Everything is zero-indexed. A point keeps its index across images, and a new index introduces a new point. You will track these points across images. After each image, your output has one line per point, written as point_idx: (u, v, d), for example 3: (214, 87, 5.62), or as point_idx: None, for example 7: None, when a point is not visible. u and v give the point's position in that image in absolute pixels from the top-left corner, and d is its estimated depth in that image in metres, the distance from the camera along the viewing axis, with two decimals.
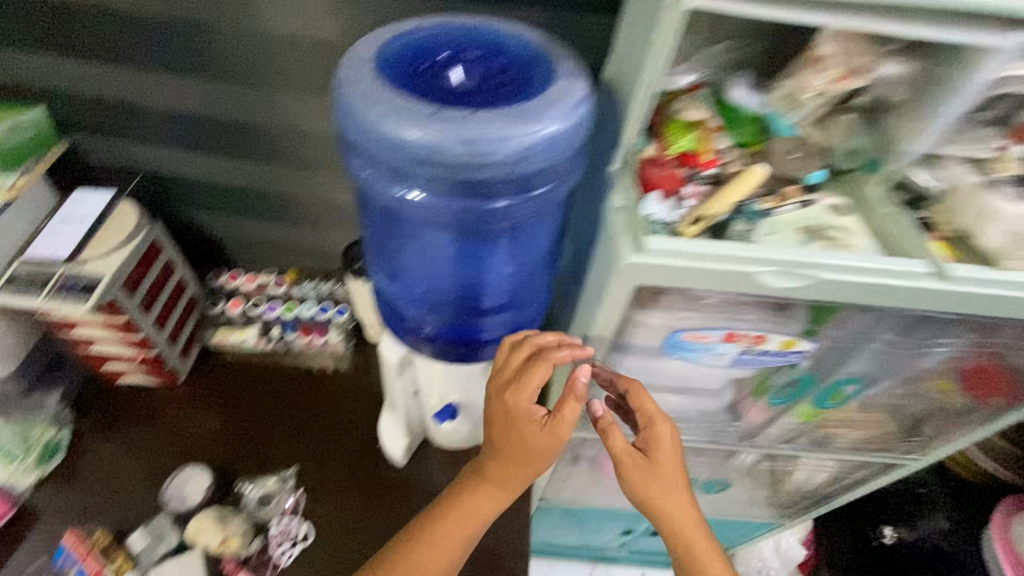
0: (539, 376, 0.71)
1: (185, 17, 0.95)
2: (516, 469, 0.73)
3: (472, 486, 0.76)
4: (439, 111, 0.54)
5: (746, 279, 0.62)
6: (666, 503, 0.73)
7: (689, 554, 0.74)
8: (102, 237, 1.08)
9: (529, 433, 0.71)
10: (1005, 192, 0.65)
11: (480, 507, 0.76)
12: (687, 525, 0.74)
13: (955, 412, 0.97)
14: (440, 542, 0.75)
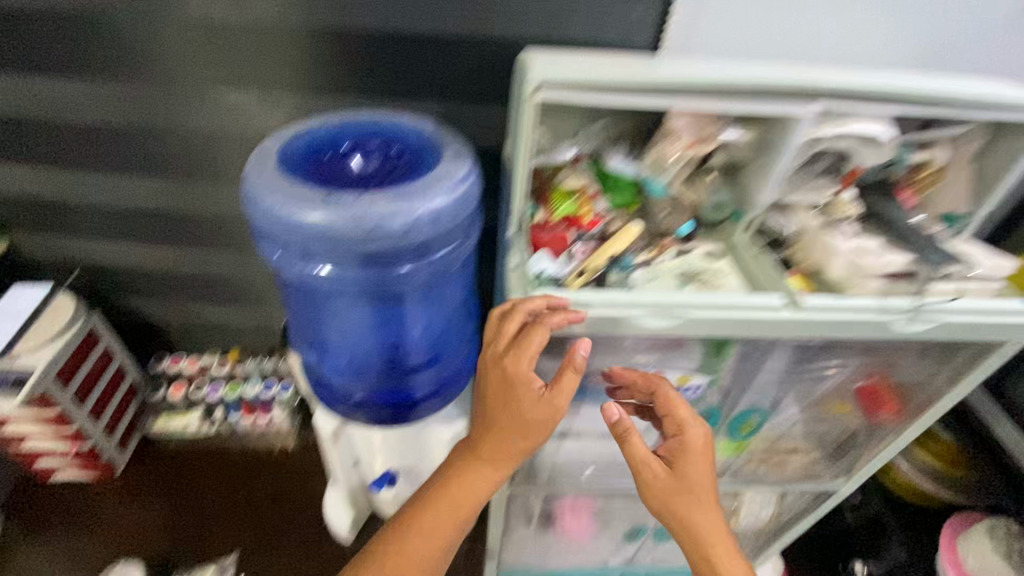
0: (541, 341, 0.65)
1: (118, 123, 0.98)
2: (514, 445, 0.73)
3: (468, 470, 0.75)
4: (332, 195, 0.62)
5: (624, 323, 0.69)
6: (680, 502, 0.73)
7: (699, 548, 0.72)
8: (38, 331, 1.10)
9: (526, 408, 0.69)
10: (842, 231, 0.75)
11: (476, 490, 0.75)
12: (703, 519, 0.72)
13: (877, 430, 1.00)
14: (435, 528, 0.75)
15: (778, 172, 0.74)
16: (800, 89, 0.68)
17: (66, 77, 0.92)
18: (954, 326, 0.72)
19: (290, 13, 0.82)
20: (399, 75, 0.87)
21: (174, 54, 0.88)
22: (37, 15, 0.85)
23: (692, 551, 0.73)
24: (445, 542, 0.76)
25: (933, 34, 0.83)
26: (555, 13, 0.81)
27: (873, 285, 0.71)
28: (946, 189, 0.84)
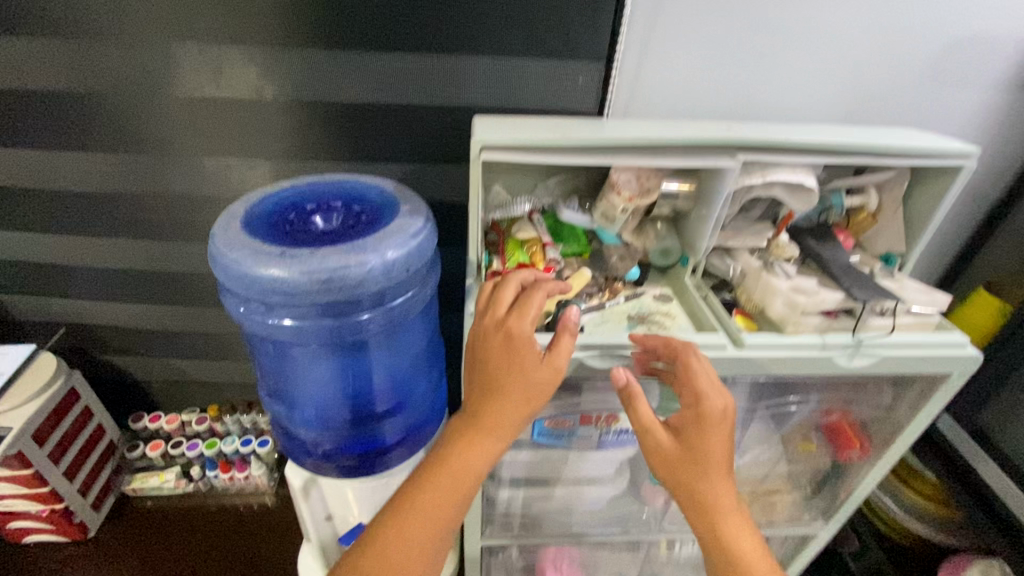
0: (537, 301, 0.66)
1: (107, 190, 1.03)
2: (515, 408, 0.64)
3: (466, 440, 0.64)
4: (290, 251, 0.66)
5: (576, 364, 0.71)
6: (696, 476, 0.64)
7: (717, 530, 0.64)
8: (17, 390, 1.11)
9: (528, 365, 0.64)
10: (781, 272, 0.78)
11: (477, 464, 0.64)
12: (721, 496, 0.64)
13: (851, 470, 0.99)
14: (430, 512, 0.63)
15: (714, 218, 0.79)
16: (724, 144, 0.74)
17: (59, 151, 0.98)
18: (895, 360, 0.74)
19: (268, 89, 0.89)
20: (368, 141, 0.94)
21: (161, 127, 0.94)
22: (33, 95, 0.91)
23: (709, 534, 0.65)
24: (440, 531, 0.63)
25: (849, 92, 0.93)
26: (508, 83, 0.88)
27: (811, 322, 0.75)
28: (881, 230, 0.90)
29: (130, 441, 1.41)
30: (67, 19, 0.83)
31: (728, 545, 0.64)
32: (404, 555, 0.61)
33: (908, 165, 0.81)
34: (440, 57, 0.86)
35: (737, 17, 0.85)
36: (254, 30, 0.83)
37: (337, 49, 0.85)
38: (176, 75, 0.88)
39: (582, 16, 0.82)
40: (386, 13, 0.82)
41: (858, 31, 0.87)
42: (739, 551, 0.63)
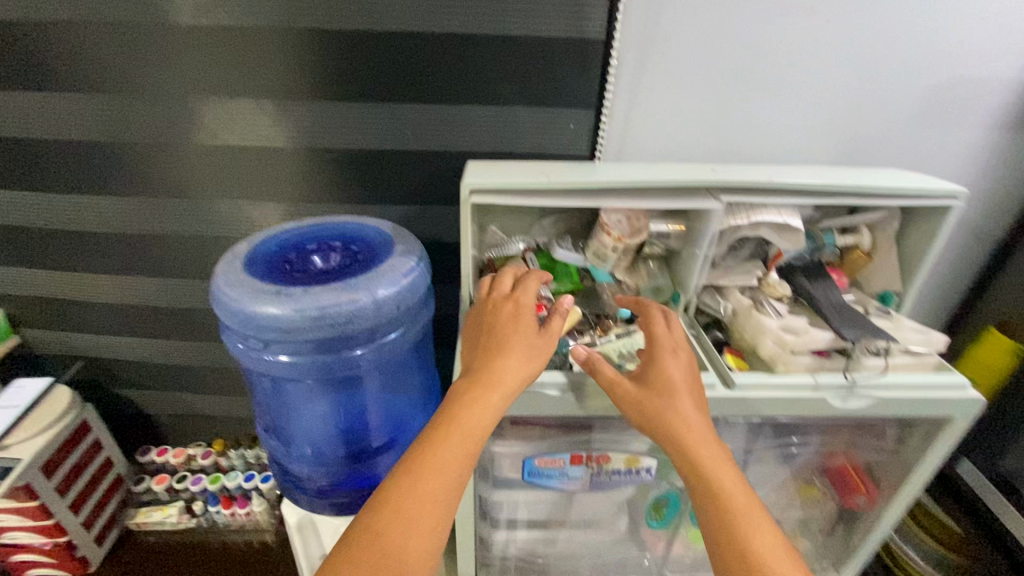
0: (533, 285, 0.73)
1: (128, 231, 1.09)
2: (518, 365, 0.64)
3: (472, 394, 0.62)
4: (286, 290, 0.69)
5: (565, 403, 0.71)
6: (679, 424, 0.62)
7: (719, 496, 0.58)
8: (31, 422, 1.15)
9: (527, 329, 0.68)
10: (772, 310, 0.79)
11: (486, 420, 0.61)
12: (711, 457, 0.60)
13: (861, 517, 0.94)
14: (442, 469, 0.57)
15: (701, 257, 0.80)
16: (709, 186, 0.76)
17: (86, 195, 1.04)
18: (893, 401, 0.72)
19: (280, 137, 0.95)
20: (371, 184, 0.99)
21: (180, 173, 1.00)
22: (66, 145, 0.98)
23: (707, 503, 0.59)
24: (450, 491, 0.57)
25: (838, 134, 0.95)
26: (503, 129, 0.92)
27: (802, 362, 0.74)
28: (876, 269, 0.89)
29: (137, 475, 1.43)
30: (99, 77, 0.90)
31: (734, 513, 0.57)
32: (415, 511, 0.55)
33: (897, 205, 0.81)
34: (439, 106, 0.91)
35: (723, 64, 0.88)
36: (268, 84, 0.89)
37: (343, 100, 0.91)
38: (195, 126, 0.95)
39: (572, 66, 0.87)
40: (388, 67, 0.87)
41: (843, 77, 0.89)
42: (745, 520, 0.57)
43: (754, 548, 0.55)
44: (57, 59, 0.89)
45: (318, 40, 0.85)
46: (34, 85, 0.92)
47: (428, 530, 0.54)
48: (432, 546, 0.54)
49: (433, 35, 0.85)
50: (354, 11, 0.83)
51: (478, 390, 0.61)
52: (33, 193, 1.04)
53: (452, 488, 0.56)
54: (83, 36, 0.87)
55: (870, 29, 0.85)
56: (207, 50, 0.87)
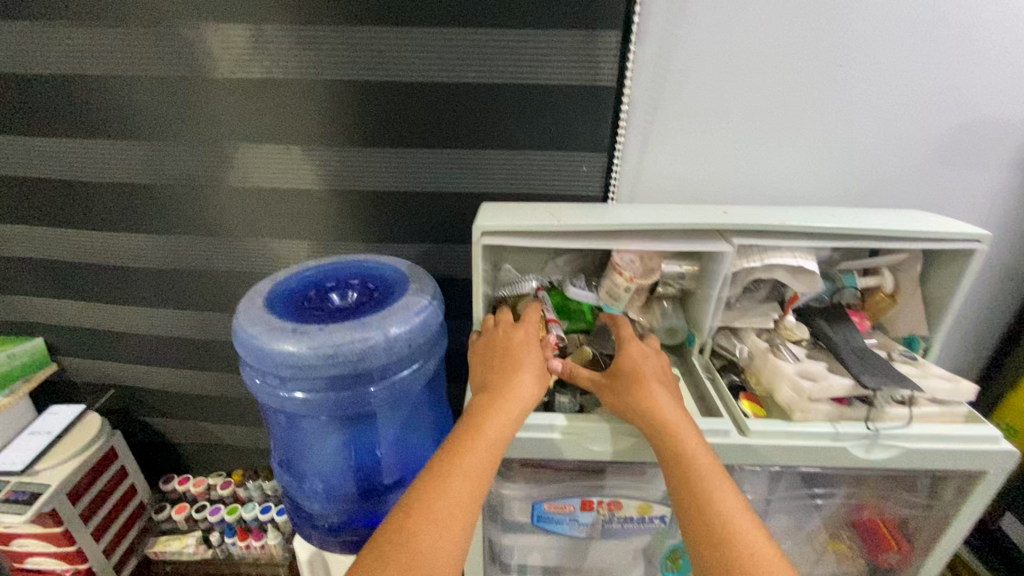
0: (535, 314, 0.80)
1: (163, 266, 1.14)
2: (530, 383, 0.69)
3: (490, 404, 0.66)
4: (302, 327, 0.71)
5: (575, 446, 0.71)
6: (657, 412, 0.66)
7: (693, 481, 0.61)
8: (62, 448, 1.19)
9: (533, 347, 0.74)
10: (788, 354, 0.77)
11: (504, 431, 0.64)
12: (685, 441, 0.63)
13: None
14: (467, 473, 0.59)
15: (714, 299, 0.79)
16: (720, 229, 0.76)
17: (127, 232, 1.10)
18: (919, 453, 0.69)
19: (306, 179, 0.99)
20: (390, 223, 1.02)
21: (213, 212, 1.06)
22: (111, 186, 1.05)
23: (679, 486, 0.61)
24: (475, 496, 0.59)
25: (858, 174, 0.94)
26: (519, 171, 0.95)
27: (821, 410, 0.71)
28: (901, 312, 0.86)
29: (159, 503, 1.46)
30: (144, 125, 0.97)
31: (708, 495, 0.60)
32: (445, 512, 0.56)
33: (920, 247, 0.79)
34: (457, 149, 0.94)
35: (736, 105, 0.88)
36: (297, 131, 0.95)
37: (366, 144, 0.95)
38: (229, 168, 1.00)
39: (585, 111, 0.89)
40: (408, 113, 0.91)
41: (860, 119, 0.89)
42: (716, 500, 0.59)
43: (726, 526, 0.58)
44: (108, 109, 0.96)
45: (343, 90, 0.90)
46: (86, 132, 0.99)
47: (457, 531, 0.56)
48: (458, 548, 0.56)
49: (452, 84, 0.89)
50: (378, 63, 0.88)
51: (496, 403, 0.65)
52: (79, 230, 1.11)
53: (479, 490, 0.58)
54: (131, 88, 0.94)
55: (886, 72, 0.85)
56: (242, 100, 0.93)
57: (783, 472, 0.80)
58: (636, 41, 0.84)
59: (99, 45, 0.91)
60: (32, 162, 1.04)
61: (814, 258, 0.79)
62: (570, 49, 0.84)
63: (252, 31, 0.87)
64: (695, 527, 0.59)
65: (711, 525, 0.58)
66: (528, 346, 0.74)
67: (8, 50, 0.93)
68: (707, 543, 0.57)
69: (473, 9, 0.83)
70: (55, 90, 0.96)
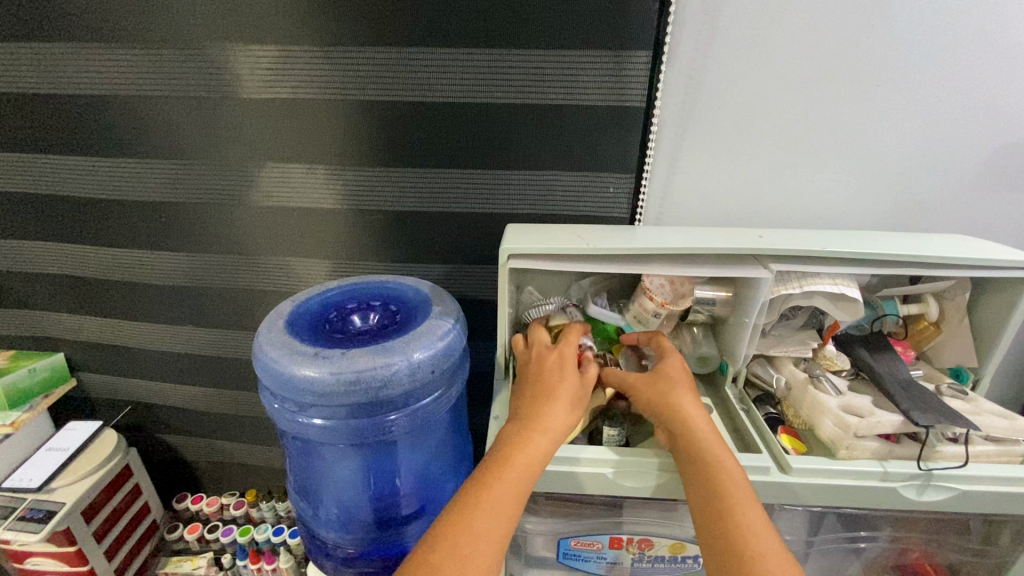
0: (575, 336, 0.77)
1: (185, 284, 1.14)
2: (564, 415, 0.66)
3: (519, 435, 0.63)
4: (324, 351, 0.70)
5: (604, 480, 0.68)
6: (684, 421, 0.64)
7: (720, 498, 0.57)
8: (78, 465, 1.19)
9: (567, 374, 0.71)
10: (830, 387, 0.73)
11: (535, 465, 0.61)
12: (712, 459, 0.61)
13: None
14: (496, 509, 0.56)
15: (750, 328, 0.76)
16: (757, 254, 0.73)
17: (150, 250, 1.11)
18: (976, 497, 0.65)
19: (328, 199, 0.99)
20: (413, 244, 1.01)
21: (236, 231, 1.05)
22: (137, 205, 1.05)
23: (703, 505, 0.58)
24: (502, 534, 0.55)
25: (895, 197, 0.90)
26: (544, 193, 0.93)
27: (868, 447, 0.67)
28: (947, 341, 0.82)
29: (172, 522, 1.45)
30: (171, 144, 0.98)
31: (733, 516, 0.56)
32: (470, 547, 0.53)
33: (966, 276, 0.75)
34: (482, 170, 0.93)
35: (769, 126, 0.86)
36: (321, 151, 0.94)
37: (389, 165, 0.94)
38: (253, 188, 1.00)
39: (612, 132, 0.87)
40: (433, 133, 0.91)
41: (897, 141, 0.86)
42: (739, 516, 0.56)
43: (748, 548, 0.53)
44: (136, 128, 0.97)
45: (368, 110, 0.90)
46: (114, 152, 1.00)
47: (480, 571, 0.52)
48: None
49: (478, 105, 0.88)
50: (404, 85, 0.87)
51: (526, 435, 0.63)
52: (104, 248, 1.12)
53: (507, 526, 0.55)
54: (160, 108, 0.95)
55: (926, 94, 0.82)
56: (269, 121, 0.93)
57: (823, 511, 0.76)
58: (667, 62, 0.83)
59: (130, 66, 0.92)
60: (60, 181, 1.05)
61: (857, 286, 0.75)
62: (599, 69, 0.83)
63: (280, 52, 0.87)
64: (715, 549, 0.55)
65: (733, 545, 0.54)
66: (562, 376, 0.70)
67: (42, 71, 0.95)
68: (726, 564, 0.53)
69: (500, 31, 0.82)
70: (86, 110, 0.97)
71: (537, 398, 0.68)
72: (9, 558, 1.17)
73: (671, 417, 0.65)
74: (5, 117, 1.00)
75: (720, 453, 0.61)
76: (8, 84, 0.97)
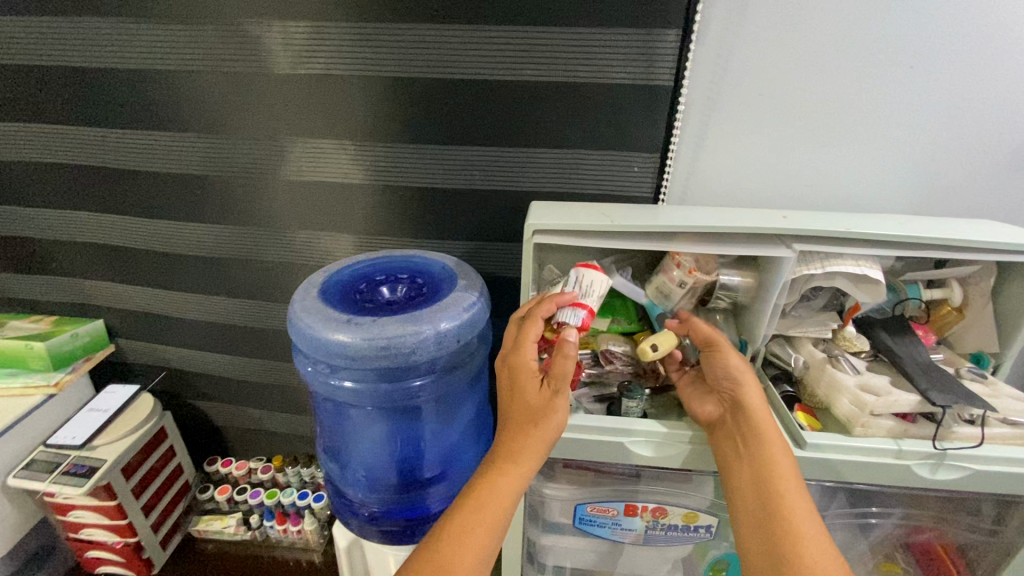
0: (533, 332, 0.69)
1: (218, 256, 1.18)
2: (534, 438, 0.64)
3: (499, 462, 0.64)
4: (356, 318, 0.73)
5: (621, 449, 0.71)
6: (755, 406, 0.67)
7: (776, 485, 0.62)
8: (117, 425, 1.25)
9: (528, 387, 0.68)
10: (848, 366, 0.74)
11: (510, 495, 0.62)
12: (766, 445, 0.64)
13: None
14: (465, 543, 0.59)
15: (770, 306, 0.77)
16: (780, 234, 0.74)
17: (187, 223, 1.15)
18: (990, 477, 0.66)
19: (357, 174, 1.01)
20: (439, 219, 1.03)
21: (268, 204, 1.09)
22: (174, 177, 1.09)
23: (752, 487, 0.63)
24: (472, 566, 0.58)
25: (924, 182, 0.89)
26: (568, 171, 0.95)
27: (883, 425, 0.68)
28: (969, 326, 0.82)
29: (202, 484, 1.52)
30: (208, 118, 1.01)
31: (780, 502, 0.61)
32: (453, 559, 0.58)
33: (993, 260, 0.75)
34: (508, 149, 0.94)
35: (797, 107, 0.86)
36: (351, 128, 0.97)
37: (416, 142, 0.96)
38: (284, 162, 1.03)
39: (639, 111, 0.88)
40: (460, 112, 0.92)
41: (929, 125, 0.85)
42: (789, 501, 0.61)
43: (794, 535, 0.58)
44: (173, 103, 1.00)
45: (397, 86, 0.92)
46: (153, 126, 1.04)
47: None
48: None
49: (505, 83, 0.89)
50: (432, 63, 0.89)
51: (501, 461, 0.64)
52: (143, 219, 1.16)
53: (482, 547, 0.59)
54: (197, 82, 0.98)
55: (960, 77, 0.80)
56: (301, 97, 0.96)
57: (836, 488, 0.77)
58: (696, 42, 0.83)
59: (168, 41, 0.95)
60: (103, 154, 1.09)
61: (879, 268, 0.75)
62: (627, 49, 0.84)
63: (313, 28, 0.89)
64: (758, 528, 0.61)
65: (783, 526, 0.59)
66: (528, 384, 0.68)
67: (85, 45, 0.98)
68: (765, 548, 0.59)
69: (529, 9, 0.83)
70: (127, 84, 1.00)
71: (516, 418, 0.67)
72: (53, 510, 1.24)
73: (746, 398, 0.67)
74: (52, 92, 1.04)
75: (778, 441, 0.64)
76: (54, 59, 1.00)
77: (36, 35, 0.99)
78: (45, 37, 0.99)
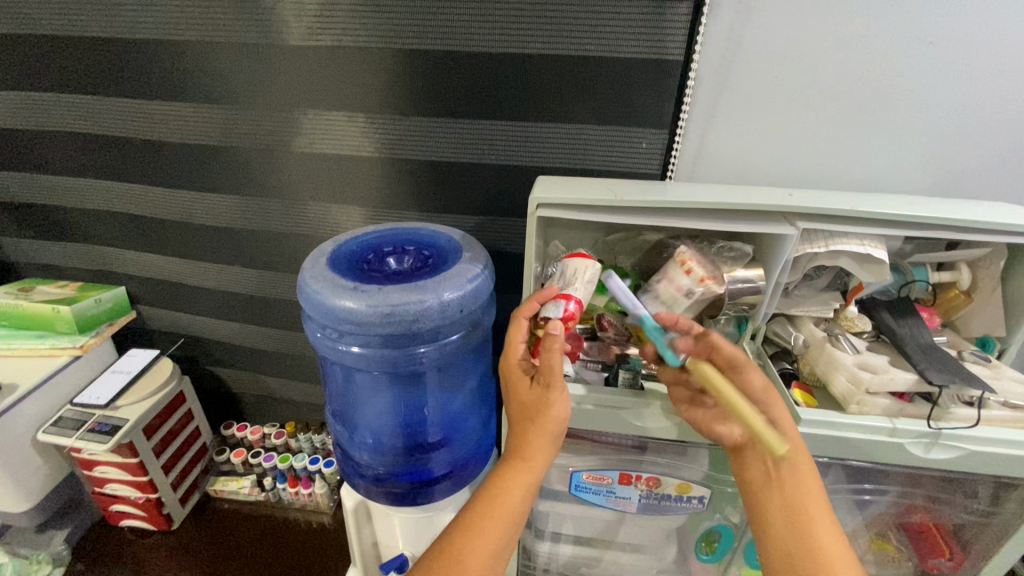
0: (518, 334, 0.71)
1: (233, 226, 1.21)
2: (536, 435, 0.66)
3: (509, 461, 0.67)
4: (362, 285, 0.75)
5: (617, 418, 0.73)
6: (787, 427, 0.65)
7: (801, 504, 0.63)
8: (138, 387, 1.31)
9: (521, 389, 0.69)
10: (848, 346, 0.75)
11: (518, 491, 0.65)
12: (796, 467, 0.64)
13: None
14: (477, 539, 0.62)
15: (770, 286, 0.77)
16: (785, 212, 0.73)
17: (203, 193, 1.18)
18: (985, 457, 0.66)
19: (369, 148, 1.03)
20: (448, 193, 1.04)
21: (281, 175, 1.11)
22: (191, 147, 1.12)
23: (780, 505, 0.63)
24: (487, 560, 0.62)
25: (943, 163, 0.87)
26: (577, 146, 0.95)
27: (879, 403, 0.69)
28: (977, 310, 0.81)
29: (219, 447, 1.58)
30: (223, 89, 1.03)
31: (809, 532, 0.61)
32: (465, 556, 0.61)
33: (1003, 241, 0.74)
34: (517, 124, 0.95)
35: (812, 83, 0.84)
36: (362, 100, 0.98)
37: (427, 116, 0.97)
38: (297, 133, 1.05)
39: (649, 85, 0.87)
40: (470, 87, 0.93)
41: (949, 105, 0.83)
42: (814, 522, 0.62)
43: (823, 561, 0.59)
44: (190, 74, 1.02)
45: (409, 60, 0.92)
46: (171, 97, 1.06)
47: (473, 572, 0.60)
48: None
49: (515, 58, 0.89)
50: (443, 36, 0.89)
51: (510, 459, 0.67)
52: (161, 188, 1.19)
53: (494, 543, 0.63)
54: (212, 52, 0.99)
55: (986, 55, 0.78)
56: (314, 68, 0.97)
57: (831, 464, 0.78)
58: (708, 15, 0.81)
59: (184, 11, 0.96)
60: (122, 124, 1.12)
61: (884, 248, 0.75)
62: (638, 22, 0.83)
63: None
64: (785, 547, 0.61)
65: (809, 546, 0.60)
66: (524, 381, 0.69)
67: (104, 16, 1.00)
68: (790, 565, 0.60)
69: None
70: (144, 54, 1.02)
71: (518, 414, 0.69)
72: (80, 465, 1.31)
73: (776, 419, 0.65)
74: (73, 62, 1.06)
75: (805, 463, 0.64)
76: (75, 28, 1.03)
77: (59, 6, 1.01)
78: (66, 6, 1.00)
